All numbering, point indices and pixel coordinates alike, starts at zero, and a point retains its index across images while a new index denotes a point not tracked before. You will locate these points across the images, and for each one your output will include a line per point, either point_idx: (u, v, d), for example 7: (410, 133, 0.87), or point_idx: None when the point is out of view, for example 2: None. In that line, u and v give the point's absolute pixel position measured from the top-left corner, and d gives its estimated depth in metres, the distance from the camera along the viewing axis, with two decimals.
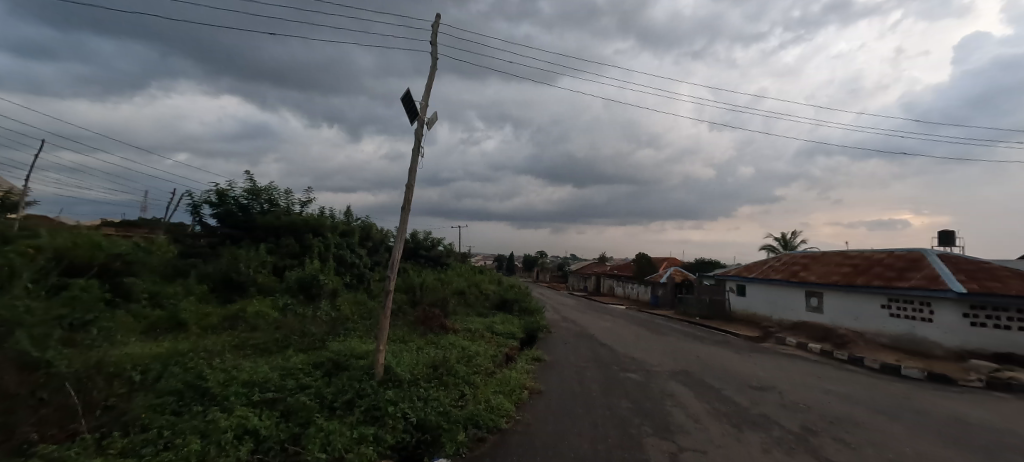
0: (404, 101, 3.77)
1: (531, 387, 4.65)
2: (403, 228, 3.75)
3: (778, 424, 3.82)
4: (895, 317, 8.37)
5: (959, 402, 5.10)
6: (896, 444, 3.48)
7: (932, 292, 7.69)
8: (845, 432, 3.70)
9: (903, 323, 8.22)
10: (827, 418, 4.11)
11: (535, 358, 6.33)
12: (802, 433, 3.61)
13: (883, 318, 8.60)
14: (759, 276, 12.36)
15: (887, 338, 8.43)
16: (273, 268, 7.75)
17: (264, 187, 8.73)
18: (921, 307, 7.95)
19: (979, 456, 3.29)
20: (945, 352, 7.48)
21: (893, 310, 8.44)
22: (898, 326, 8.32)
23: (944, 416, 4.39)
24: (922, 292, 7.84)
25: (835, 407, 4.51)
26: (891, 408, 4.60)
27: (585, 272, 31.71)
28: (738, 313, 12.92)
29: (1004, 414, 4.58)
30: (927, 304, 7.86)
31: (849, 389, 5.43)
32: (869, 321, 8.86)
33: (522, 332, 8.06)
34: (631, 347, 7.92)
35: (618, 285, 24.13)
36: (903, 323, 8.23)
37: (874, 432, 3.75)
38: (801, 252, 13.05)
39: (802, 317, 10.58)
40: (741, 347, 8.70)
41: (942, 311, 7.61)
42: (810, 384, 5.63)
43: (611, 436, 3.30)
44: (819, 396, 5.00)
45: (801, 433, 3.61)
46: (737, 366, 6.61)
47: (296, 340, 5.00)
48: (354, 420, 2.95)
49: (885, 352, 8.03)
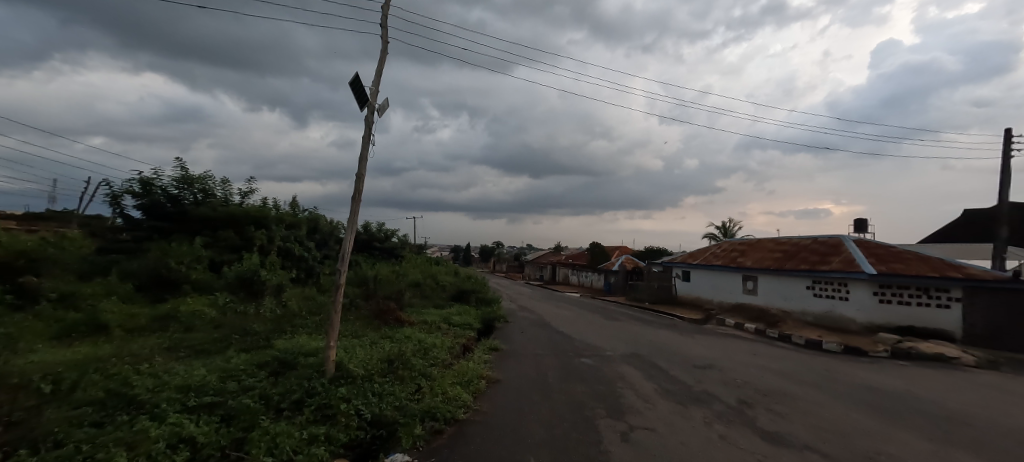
0: (353, 86, 3.59)
1: (488, 376, 4.68)
2: (354, 219, 3.58)
3: (719, 399, 4.09)
4: (818, 297, 9.18)
5: (873, 371, 5.69)
6: (819, 412, 3.83)
7: (848, 274, 8.48)
8: (776, 403, 4.03)
9: (824, 302, 9.04)
10: (761, 391, 4.45)
11: (492, 349, 6.36)
12: (738, 406, 3.89)
13: (808, 298, 9.41)
14: (703, 262, 13.10)
15: (812, 316, 9.23)
16: (210, 263, 7.23)
17: (197, 175, 8.05)
18: (839, 287, 8.76)
19: (885, 417, 3.73)
20: (859, 327, 8.31)
21: (816, 290, 9.24)
22: (820, 305, 9.13)
23: (859, 385, 4.89)
24: (840, 274, 8.64)
25: (769, 382, 4.87)
26: (814, 379, 5.07)
27: (541, 261, 32.12)
28: (683, 297, 13.65)
29: (907, 380, 5.16)
30: (844, 284, 8.67)
31: (781, 365, 5.88)
32: (797, 301, 9.65)
33: (479, 323, 8.06)
34: (585, 333, 8.16)
35: (573, 274, 24.69)
36: (824, 301, 9.04)
37: (800, 402, 4.09)
38: (739, 238, 13.95)
39: (739, 299, 11.34)
40: (686, 329, 9.21)
41: (857, 290, 8.43)
42: (748, 361, 6.03)
43: (567, 421, 3.39)
44: (754, 371, 5.39)
45: (739, 407, 3.88)
46: (683, 347, 6.99)
47: (237, 340, 4.71)
48: (303, 420, 2.83)
49: (812, 330, 8.74)
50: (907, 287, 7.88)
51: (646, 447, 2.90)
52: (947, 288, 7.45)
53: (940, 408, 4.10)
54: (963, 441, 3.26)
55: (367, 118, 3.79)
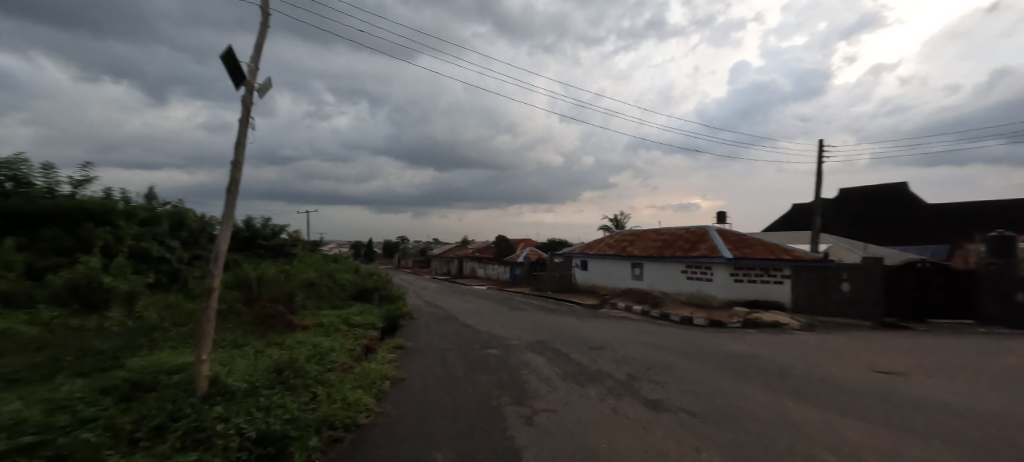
0: (225, 62, 3.15)
1: (392, 376, 4.51)
2: (229, 212, 3.15)
3: (610, 376, 4.46)
4: (689, 279, 10.49)
5: (733, 340, 6.67)
6: (690, 377, 4.40)
7: (711, 259, 9.84)
8: (658, 374, 4.52)
9: (694, 284, 10.36)
10: (645, 365, 4.96)
11: (396, 347, 6.13)
12: (626, 380, 4.30)
13: (682, 280, 10.69)
14: (598, 252, 14.13)
15: (685, 296, 10.53)
16: (28, 269, 5.81)
17: (6, 160, 6.38)
18: (705, 270, 10.11)
19: (739, 377, 4.43)
20: (721, 303, 9.69)
21: (688, 273, 10.55)
22: (691, 286, 10.45)
23: (721, 351, 5.72)
24: (706, 259, 9.97)
25: (651, 355, 5.45)
26: (688, 350, 5.81)
27: (448, 255, 31.85)
28: (581, 285, 14.60)
29: (756, 345, 6.17)
30: (709, 268, 10.03)
31: (662, 340, 6.62)
32: (673, 284, 10.91)
33: (383, 322, 7.72)
34: (491, 324, 8.27)
35: (480, 267, 24.90)
36: (694, 283, 10.37)
37: (676, 371, 4.66)
38: (629, 229, 15.32)
39: (628, 284, 12.48)
40: (584, 314, 9.86)
41: (718, 272, 9.81)
42: (634, 339, 6.68)
43: (473, 412, 3.40)
44: (640, 347, 5.99)
45: (627, 380, 4.28)
46: (581, 330, 7.47)
47: (72, 362, 3.87)
48: (167, 449, 2.43)
49: (679, 308, 10.03)
50: (752, 267, 9.38)
51: (548, 428, 3.04)
52: (780, 268, 9.01)
53: (777, 366, 4.99)
54: (792, 391, 4.02)
55: (245, 98, 3.36)
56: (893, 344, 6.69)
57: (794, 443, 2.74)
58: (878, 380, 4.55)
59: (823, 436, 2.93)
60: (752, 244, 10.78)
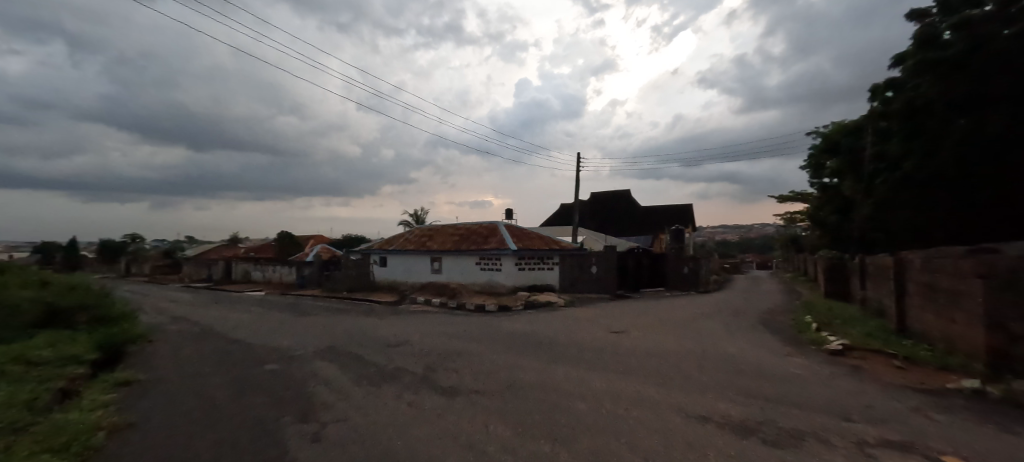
0: None
1: (114, 420, 3.40)
2: None
3: (410, 372, 4.73)
4: (483, 270, 12.15)
5: (512, 325, 8.05)
6: (484, 361, 5.28)
7: (503, 251, 11.88)
8: (456, 362, 5.15)
9: (487, 275, 12.14)
10: (444, 355, 5.59)
11: (119, 385, 4.65)
12: (438, 361, 5.19)
13: (477, 272, 12.13)
14: (397, 248, 14.21)
15: (478, 286, 12.13)
16: None
17: None
18: (494, 261, 11.91)
19: (525, 357, 5.58)
20: (506, 290, 11.55)
21: (481, 265, 12.01)
22: (483, 277, 12.12)
23: (504, 337, 6.93)
24: (497, 252, 11.88)
25: (450, 345, 6.14)
26: (483, 337, 6.87)
27: (205, 258, 26.06)
28: (381, 282, 14.27)
29: (530, 331, 7.65)
30: (497, 259, 11.94)
31: (456, 331, 7.40)
32: (471, 275, 12.39)
33: (98, 353, 5.78)
34: (270, 337, 7.31)
35: (252, 271, 21.43)
36: (487, 274, 12.17)
37: (472, 357, 5.45)
38: (425, 225, 15.77)
39: (428, 278, 13.17)
40: (383, 312, 9.85)
41: (505, 263, 11.82)
42: (434, 332, 7.28)
43: (244, 437, 2.94)
44: (438, 339, 6.60)
45: (427, 374, 4.67)
46: (379, 330, 7.54)
47: None
48: None
49: (474, 297, 11.22)
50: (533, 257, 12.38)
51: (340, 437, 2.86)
52: (552, 257, 12.45)
53: (542, 343, 6.66)
54: (556, 359, 5.55)
55: None
56: (637, 312, 10.47)
57: (552, 389, 4.07)
58: (606, 344, 6.70)
59: (578, 388, 4.20)
60: (525, 243, 13.78)
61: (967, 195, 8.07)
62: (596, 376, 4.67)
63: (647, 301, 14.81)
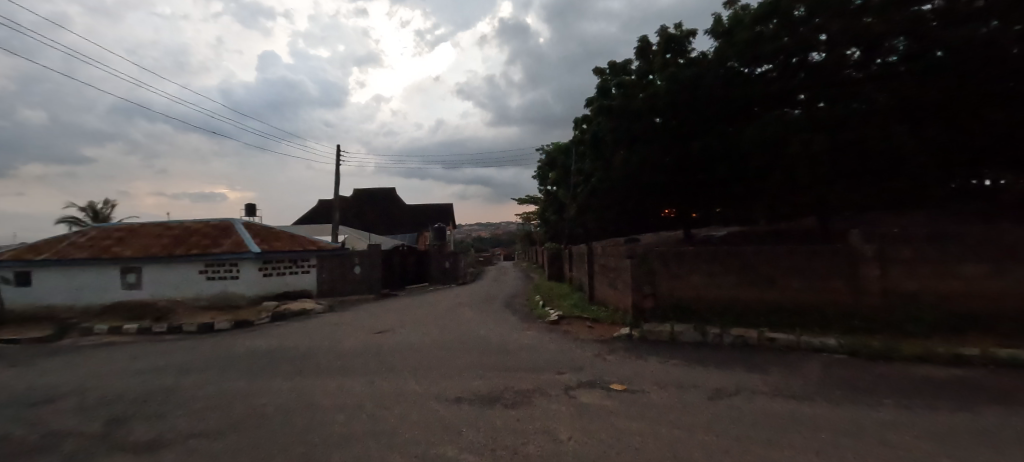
0: None
1: None
2: None
3: (102, 424, 4.40)
4: (210, 279, 13.87)
5: (222, 358, 8.12)
6: (207, 392, 5.64)
7: (240, 256, 14.03)
8: (172, 399, 5.28)
9: (217, 284, 13.91)
10: (149, 396, 5.52)
11: None
12: (163, 397, 5.36)
13: (200, 280, 13.82)
14: (54, 258, 13.51)
15: (206, 297, 13.76)
16: None
17: None
18: (232, 268, 14.06)
19: (254, 381, 6.25)
20: (251, 297, 14.17)
21: (207, 274, 13.86)
22: (213, 287, 13.90)
23: (213, 371, 7.04)
24: (233, 257, 13.96)
25: (149, 388, 5.96)
26: (201, 370, 7.11)
27: None
28: (22, 303, 13.25)
29: (241, 360, 7.89)
30: (235, 265, 14.08)
31: (150, 374, 6.86)
32: (190, 285, 13.73)
33: None
34: None
35: None
36: (217, 283, 13.93)
37: (188, 392, 5.65)
38: (103, 227, 15.59)
39: (120, 293, 13.49)
40: (54, 352, 9.14)
41: (246, 270, 14.21)
42: (122, 378, 6.64)
43: None
44: (128, 385, 6.18)
45: (127, 420, 4.48)
46: (26, 390, 6.15)
47: None
48: None
49: (201, 313, 12.89)
50: (284, 260, 15.02)
51: None
52: (308, 259, 15.56)
53: (280, 359, 7.79)
54: (300, 372, 6.72)
55: None
56: (392, 306, 15.71)
57: (319, 395, 5.30)
58: (342, 351, 8.43)
59: (320, 397, 5.27)
60: (273, 242, 15.75)
61: (681, 179, 11.10)
62: (352, 381, 6.09)
63: (391, 302, 16.30)
